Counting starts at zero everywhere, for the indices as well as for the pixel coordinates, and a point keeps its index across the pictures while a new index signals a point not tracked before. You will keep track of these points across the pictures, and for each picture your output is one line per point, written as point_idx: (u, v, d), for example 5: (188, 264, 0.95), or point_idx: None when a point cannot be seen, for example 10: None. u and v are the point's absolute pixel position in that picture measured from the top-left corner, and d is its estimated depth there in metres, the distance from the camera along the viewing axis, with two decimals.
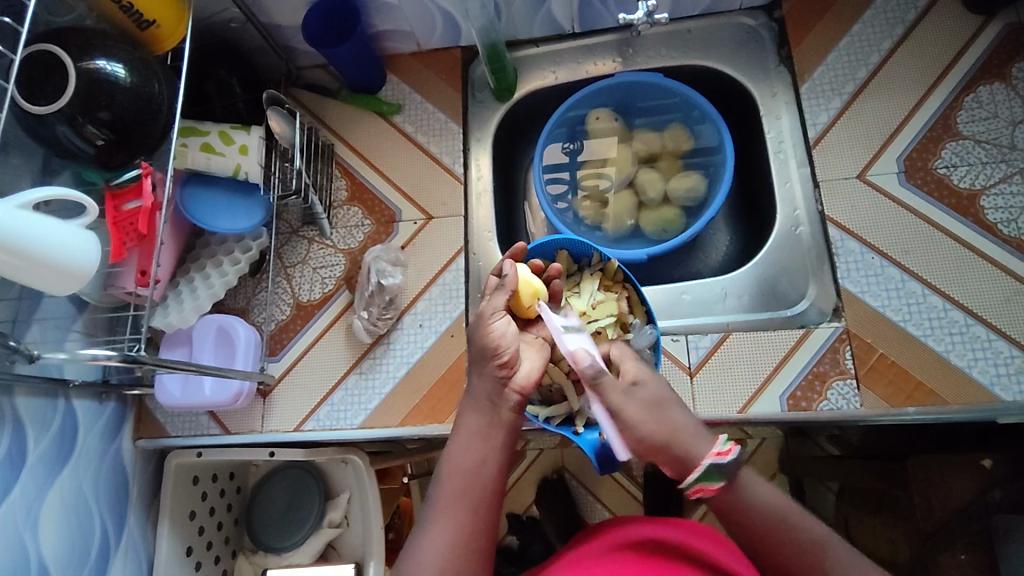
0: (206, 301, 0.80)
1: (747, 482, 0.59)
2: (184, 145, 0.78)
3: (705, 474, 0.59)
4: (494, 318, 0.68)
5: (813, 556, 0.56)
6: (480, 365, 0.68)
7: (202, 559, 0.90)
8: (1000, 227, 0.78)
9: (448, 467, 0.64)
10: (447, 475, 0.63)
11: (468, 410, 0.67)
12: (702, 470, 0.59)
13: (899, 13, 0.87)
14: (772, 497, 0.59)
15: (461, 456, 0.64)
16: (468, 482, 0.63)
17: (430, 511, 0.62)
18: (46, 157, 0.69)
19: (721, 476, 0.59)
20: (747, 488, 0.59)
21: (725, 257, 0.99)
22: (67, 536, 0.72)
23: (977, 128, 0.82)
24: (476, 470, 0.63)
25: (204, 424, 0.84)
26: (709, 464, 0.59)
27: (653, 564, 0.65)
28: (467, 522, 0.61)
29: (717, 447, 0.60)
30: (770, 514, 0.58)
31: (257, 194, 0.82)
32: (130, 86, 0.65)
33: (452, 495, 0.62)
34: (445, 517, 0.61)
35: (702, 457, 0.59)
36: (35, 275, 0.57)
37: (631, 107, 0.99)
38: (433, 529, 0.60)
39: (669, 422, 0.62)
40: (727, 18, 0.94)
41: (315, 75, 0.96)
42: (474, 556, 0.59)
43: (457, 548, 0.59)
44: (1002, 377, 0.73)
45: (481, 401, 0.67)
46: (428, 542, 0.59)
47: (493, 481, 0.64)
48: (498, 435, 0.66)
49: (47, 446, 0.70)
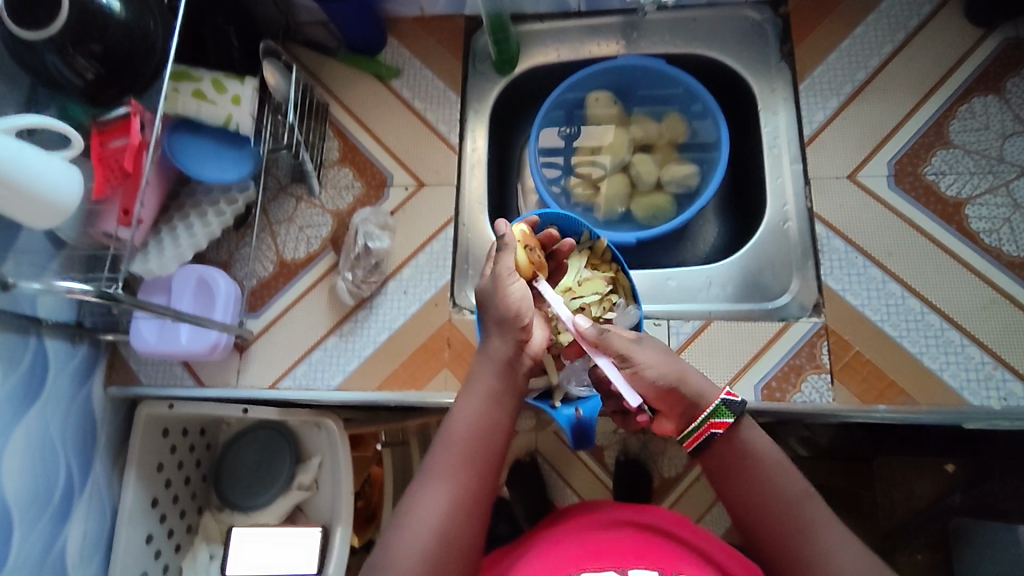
0: (188, 250, 0.79)
1: (749, 435, 0.64)
2: (175, 89, 0.77)
3: (718, 409, 0.64)
4: (510, 281, 0.67)
5: (803, 507, 0.60)
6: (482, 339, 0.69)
7: (166, 512, 0.90)
8: (982, 237, 0.80)
9: (454, 429, 0.64)
10: (451, 438, 0.64)
11: (484, 362, 0.68)
12: (717, 404, 0.64)
13: (902, 19, 0.88)
14: (767, 450, 0.64)
15: (467, 421, 0.65)
16: (473, 446, 0.63)
17: (431, 469, 0.63)
18: (32, 87, 0.67)
19: (731, 413, 0.64)
20: (747, 438, 0.64)
21: (712, 248, 1.00)
22: (31, 477, 0.71)
23: (968, 138, 0.83)
24: (481, 436, 0.64)
25: (178, 375, 0.83)
26: (722, 400, 0.64)
27: (629, 546, 0.66)
28: (468, 483, 0.62)
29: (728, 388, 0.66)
30: (764, 464, 0.63)
31: (245, 145, 0.80)
32: (125, 21, 0.64)
33: (457, 457, 0.63)
34: (445, 478, 0.62)
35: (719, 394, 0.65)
36: (11, 204, 0.56)
37: (631, 92, 0.99)
38: (432, 488, 0.61)
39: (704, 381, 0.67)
40: (732, 10, 0.94)
41: (314, 32, 0.94)
42: (469, 516, 0.61)
43: (454, 510, 0.60)
44: (972, 382, 0.75)
45: (497, 364, 0.67)
46: (427, 500, 0.60)
47: (497, 449, 0.65)
48: (510, 401, 0.67)
49: (15, 383, 0.69)
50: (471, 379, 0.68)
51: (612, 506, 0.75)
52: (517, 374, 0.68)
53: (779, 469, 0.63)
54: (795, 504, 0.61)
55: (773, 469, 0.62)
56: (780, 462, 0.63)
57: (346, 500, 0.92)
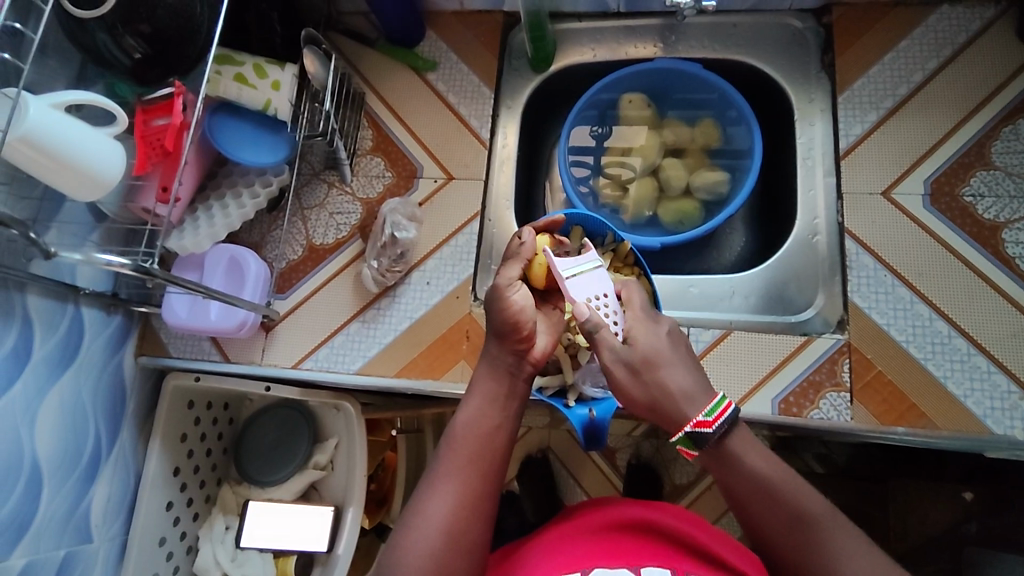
0: (222, 230, 0.81)
1: (739, 450, 0.61)
2: (218, 72, 0.78)
3: (681, 441, 0.62)
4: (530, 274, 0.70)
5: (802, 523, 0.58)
6: (498, 337, 0.70)
7: (186, 481, 0.93)
8: (1018, 262, 0.78)
9: (461, 431, 0.66)
10: (458, 440, 0.65)
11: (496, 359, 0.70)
12: (680, 437, 0.62)
13: (950, 34, 0.86)
14: (763, 468, 0.60)
15: (472, 420, 0.66)
16: (479, 449, 0.64)
17: (439, 471, 0.63)
18: (82, 64, 0.70)
19: (698, 445, 0.62)
20: (738, 457, 0.61)
21: (738, 257, 0.99)
22: (62, 438, 0.74)
23: (1010, 160, 0.81)
24: (486, 436, 0.66)
25: (205, 349, 0.85)
26: (686, 433, 0.61)
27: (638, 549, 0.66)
28: (474, 482, 0.63)
29: (698, 417, 0.61)
30: (759, 483, 0.60)
31: (282, 132, 0.82)
32: (173, 3, 0.65)
33: (462, 458, 0.64)
34: (453, 478, 0.63)
35: (685, 424, 0.61)
36: (56, 174, 0.58)
37: (665, 96, 0.99)
38: (439, 489, 0.62)
39: (695, 383, 0.64)
40: (774, 17, 0.93)
41: (354, 22, 0.95)
42: (476, 517, 0.62)
43: (461, 509, 0.61)
44: (995, 410, 0.74)
45: (501, 367, 0.69)
46: (434, 498, 0.62)
47: (501, 447, 0.66)
48: (515, 404, 0.68)
49: (52, 348, 0.72)
50: (474, 383, 0.69)
51: (621, 502, 0.75)
52: (519, 380, 0.69)
53: (780, 487, 0.59)
54: (799, 526, 0.58)
55: (758, 489, 0.60)
56: (781, 478, 0.60)
57: (359, 482, 0.94)
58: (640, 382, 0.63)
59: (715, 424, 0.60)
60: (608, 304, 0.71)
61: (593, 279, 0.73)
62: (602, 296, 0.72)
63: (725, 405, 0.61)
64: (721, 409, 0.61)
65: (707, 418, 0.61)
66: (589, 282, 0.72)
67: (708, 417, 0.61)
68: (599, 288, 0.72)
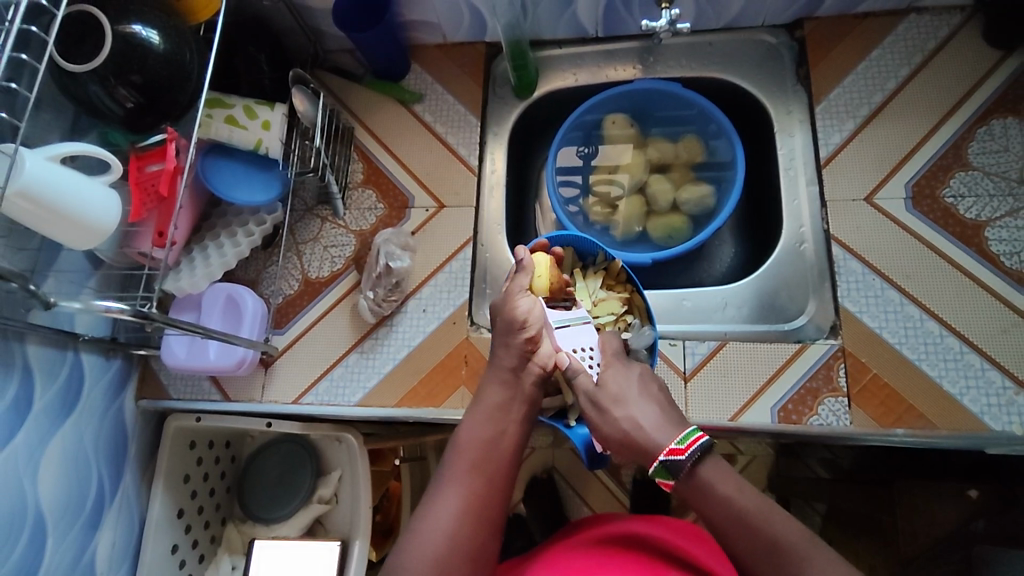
0: (218, 269, 0.82)
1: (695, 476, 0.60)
2: (208, 115, 0.80)
3: (657, 472, 0.62)
4: (520, 295, 0.73)
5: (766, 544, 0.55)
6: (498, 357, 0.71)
7: (191, 522, 0.92)
8: (1003, 260, 0.79)
9: (464, 438, 0.67)
10: (463, 445, 0.67)
11: (495, 382, 0.71)
12: (656, 467, 0.62)
13: (919, 41, 0.89)
14: (719, 488, 0.59)
15: (472, 429, 0.68)
16: (479, 456, 0.66)
17: (443, 479, 0.65)
18: (75, 115, 0.71)
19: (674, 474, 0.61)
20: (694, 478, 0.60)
21: (729, 268, 1.00)
22: (64, 486, 0.74)
23: (987, 160, 0.83)
24: (489, 443, 0.67)
25: (206, 389, 0.86)
26: (661, 463, 0.62)
27: (642, 562, 0.66)
28: (476, 488, 0.64)
29: (671, 446, 0.62)
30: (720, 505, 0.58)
31: (274, 169, 0.84)
32: (162, 53, 0.67)
33: (462, 464, 0.65)
34: (457, 485, 0.64)
35: (659, 455, 0.62)
36: (52, 224, 0.59)
37: (648, 114, 1.01)
38: (444, 495, 0.64)
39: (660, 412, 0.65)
40: (749, 34, 0.96)
41: (340, 59, 0.98)
42: (479, 523, 0.63)
43: (466, 516, 0.62)
44: (992, 406, 0.74)
45: (504, 373, 0.71)
46: (436, 508, 0.62)
47: (503, 455, 0.67)
48: (519, 408, 0.70)
49: (53, 396, 0.72)
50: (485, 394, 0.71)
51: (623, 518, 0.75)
52: (517, 401, 0.70)
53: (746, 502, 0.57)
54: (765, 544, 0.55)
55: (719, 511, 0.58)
56: (739, 501, 0.58)
57: (364, 515, 0.93)
58: (609, 419, 0.67)
59: (687, 451, 0.61)
60: (592, 355, 0.74)
61: (585, 329, 0.75)
62: (588, 348, 0.74)
63: (697, 434, 0.62)
64: (692, 437, 0.62)
65: (678, 446, 0.61)
66: (577, 334, 0.75)
67: (680, 445, 0.61)
68: (586, 339, 0.75)
